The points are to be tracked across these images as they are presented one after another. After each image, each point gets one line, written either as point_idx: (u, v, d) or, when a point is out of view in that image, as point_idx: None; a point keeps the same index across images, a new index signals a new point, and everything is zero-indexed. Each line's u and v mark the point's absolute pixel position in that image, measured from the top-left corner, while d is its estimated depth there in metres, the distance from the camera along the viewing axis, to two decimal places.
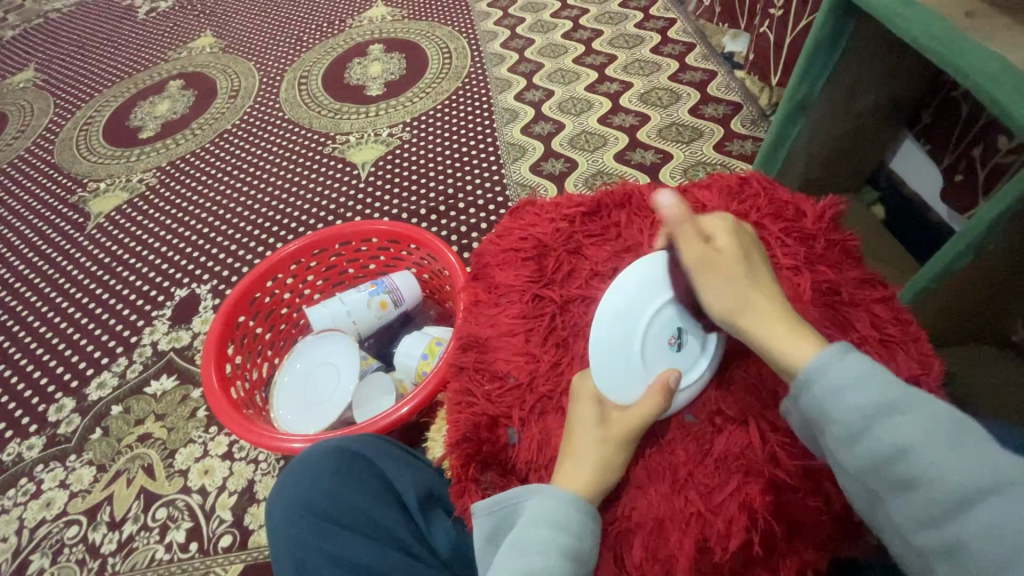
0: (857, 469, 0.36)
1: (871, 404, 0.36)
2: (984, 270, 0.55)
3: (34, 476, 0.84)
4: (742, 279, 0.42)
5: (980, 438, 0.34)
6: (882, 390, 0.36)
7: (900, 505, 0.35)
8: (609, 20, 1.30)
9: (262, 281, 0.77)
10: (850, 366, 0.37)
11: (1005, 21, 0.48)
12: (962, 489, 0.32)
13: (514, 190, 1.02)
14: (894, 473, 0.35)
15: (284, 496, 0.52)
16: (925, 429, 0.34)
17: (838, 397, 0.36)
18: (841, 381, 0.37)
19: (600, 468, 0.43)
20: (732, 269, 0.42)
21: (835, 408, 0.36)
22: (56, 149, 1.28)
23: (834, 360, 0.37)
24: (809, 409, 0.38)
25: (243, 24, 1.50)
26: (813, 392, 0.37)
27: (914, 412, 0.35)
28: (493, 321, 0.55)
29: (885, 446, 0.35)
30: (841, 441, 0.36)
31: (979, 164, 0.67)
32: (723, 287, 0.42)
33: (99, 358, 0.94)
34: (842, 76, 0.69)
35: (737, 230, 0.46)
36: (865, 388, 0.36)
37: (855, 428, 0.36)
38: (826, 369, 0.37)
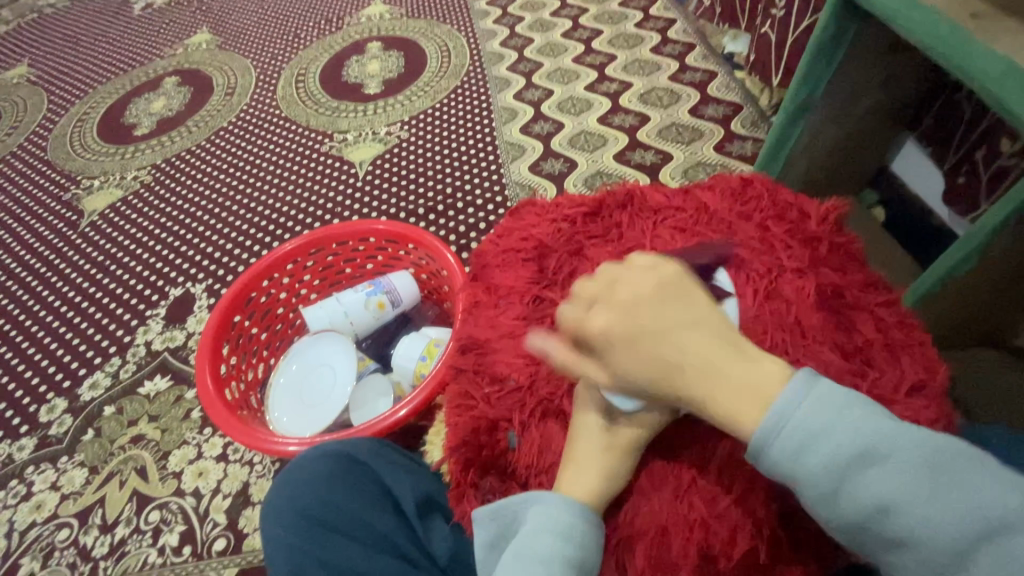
0: (841, 523, 0.35)
1: (843, 458, 0.34)
2: (989, 275, 0.54)
3: (24, 479, 0.82)
4: (661, 346, 0.38)
5: (961, 476, 0.33)
6: (850, 443, 0.34)
7: (896, 559, 0.34)
8: (608, 19, 1.29)
9: (258, 281, 0.76)
10: (812, 421, 0.35)
11: (1012, 22, 0.48)
12: (954, 540, 0.32)
13: (513, 190, 1.01)
14: (884, 528, 0.33)
15: (280, 499, 0.51)
16: (904, 477, 0.33)
17: (806, 457, 0.34)
18: (806, 439, 0.35)
19: (604, 477, 0.42)
20: (639, 383, 0.39)
21: (806, 470, 0.34)
22: (50, 146, 1.26)
23: (795, 413, 0.35)
24: (777, 471, 0.36)
25: (240, 21, 1.49)
26: (777, 455, 0.35)
27: (889, 460, 0.34)
28: (493, 323, 0.54)
29: (868, 501, 0.33)
30: (819, 499, 0.35)
31: (982, 166, 0.66)
32: (643, 362, 0.38)
33: (92, 358, 0.93)
34: (844, 78, 0.69)
35: (618, 315, 0.39)
36: (832, 442, 0.34)
37: (833, 489, 0.34)
38: (782, 430, 0.35)
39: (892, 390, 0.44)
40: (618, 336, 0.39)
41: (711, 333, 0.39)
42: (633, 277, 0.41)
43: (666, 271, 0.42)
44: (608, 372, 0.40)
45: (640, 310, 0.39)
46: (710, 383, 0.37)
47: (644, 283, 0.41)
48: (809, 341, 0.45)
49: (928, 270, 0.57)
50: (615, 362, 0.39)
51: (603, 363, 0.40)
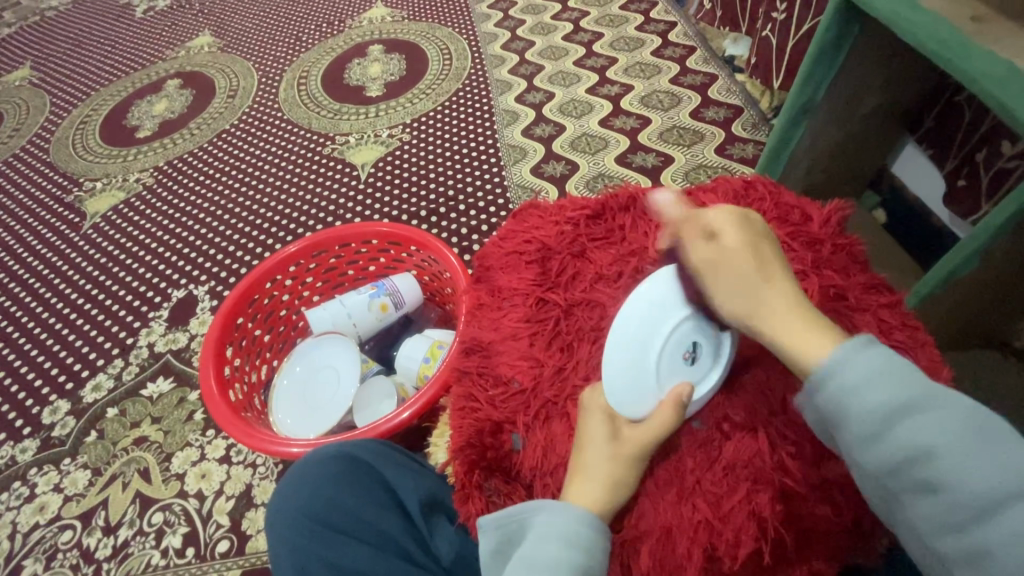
0: (876, 468, 0.35)
1: (891, 403, 0.35)
2: (991, 276, 0.54)
3: (27, 481, 0.82)
4: (746, 275, 0.41)
5: (1005, 436, 0.33)
6: (899, 389, 0.35)
7: (921, 508, 0.34)
8: (609, 22, 1.30)
9: (261, 283, 0.77)
10: (866, 366, 0.36)
11: (1011, 26, 0.48)
12: (984, 493, 0.32)
13: (515, 192, 1.02)
14: (916, 476, 0.34)
15: (285, 500, 0.51)
16: (946, 428, 0.34)
17: (854, 397, 0.36)
18: (856, 380, 0.36)
19: (610, 485, 0.42)
20: (739, 274, 0.41)
21: (854, 406, 0.36)
22: (52, 148, 1.26)
23: (856, 353, 0.37)
24: (826, 409, 0.37)
25: (242, 24, 1.49)
26: (832, 384, 0.37)
27: (936, 411, 0.34)
28: (496, 325, 0.54)
29: (905, 446, 0.34)
30: (859, 439, 0.36)
31: (982, 169, 0.66)
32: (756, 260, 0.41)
33: (95, 360, 0.93)
34: (844, 81, 0.69)
35: (744, 223, 0.43)
36: (884, 387, 0.35)
37: (875, 428, 0.35)
38: (847, 360, 0.37)
39: None
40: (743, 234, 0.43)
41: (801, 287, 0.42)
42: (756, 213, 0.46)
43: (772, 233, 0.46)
44: (716, 248, 0.42)
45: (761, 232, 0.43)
46: (795, 308, 0.40)
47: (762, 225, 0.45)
48: None
49: (931, 270, 0.58)
50: (733, 245, 0.42)
51: (716, 243, 0.42)
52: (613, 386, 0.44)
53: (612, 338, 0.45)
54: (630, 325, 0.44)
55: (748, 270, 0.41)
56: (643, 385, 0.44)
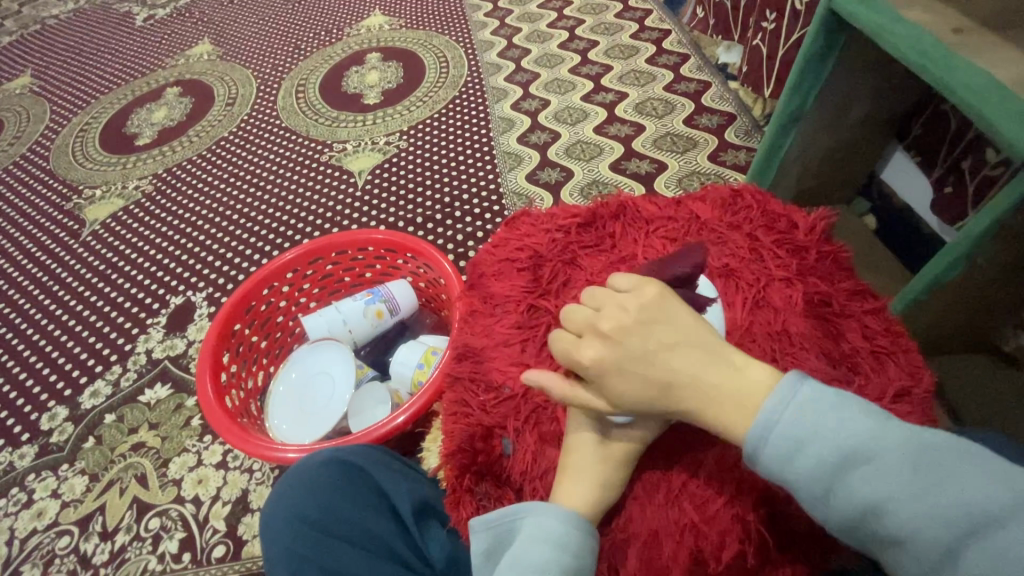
0: (837, 524, 0.35)
1: (831, 460, 0.35)
2: (974, 281, 0.55)
3: (24, 486, 0.83)
4: (653, 380, 0.38)
5: (946, 473, 0.33)
6: (833, 446, 0.35)
7: (892, 557, 0.34)
8: (604, 30, 1.31)
9: (258, 290, 0.77)
10: (797, 425, 0.36)
11: (991, 40, 0.50)
12: (939, 537, 0.32)
13: (510, 199, 1.03)
14: (875, 529, 0.34)
15: (278, 506, 0.52)
16: (889, 477, 0.34)
17: (794, 463, 0.36)
18: (791, 444, 0.36)
19: (599, 487, 0.43)
20: (640, 404, 0.39)
21: (795, 473, 0.36)
22: (52, 155, 1.27)
23: (780, 418, 0.36)
24: (771, 476, 0.37)
25: (242, 32, 1.51)
26: (769, 457, 0.36)
27: (876, 461, 0.34)
28: (488, 332, 0.55)
29: (854, 501, 0.34)
30: (811, 501, 0.36)
31: (968, 176, 0.67)
32: (637, 386, 0.39)
33: (94, 366, 0.94)
34: (833, 90, 0.70)
35: (611, 339, 0.40)
36: (819, 445, 0.35)
37: (820, 490, 0.35)
38: (770, 437, 0.36)
39: (878, 396, 0.45)
40: (614, 359, 0.39)
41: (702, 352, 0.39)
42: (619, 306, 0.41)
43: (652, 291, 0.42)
44: (606, 395, 0.40)
45: (630, 333, 0.40)
46: (702, 401, 0.38)
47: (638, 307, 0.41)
48: (796, 348, 0.46)
49: (916, 277, 0.58)
50: (615, 387, 0.39)
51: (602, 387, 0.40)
52: None
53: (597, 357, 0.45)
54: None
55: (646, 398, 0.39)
56: None
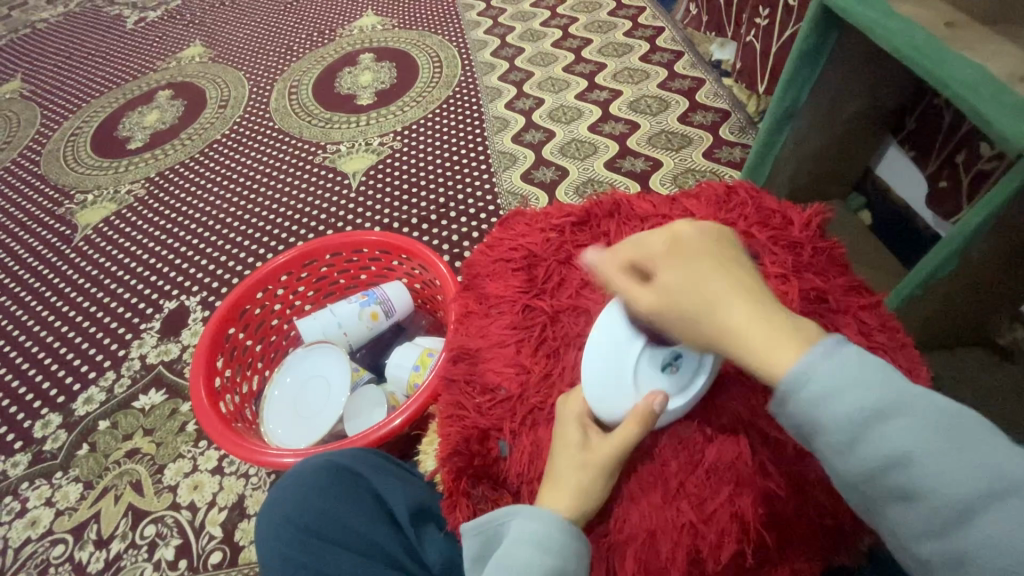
0: (853, 476, 0.33)
1: (869, 405, 0.32)
2: (968, 275, 0.54)
3: (18, 495, 0.82)
4: (694, 277, 0.36)
5: (977, 436, 0.31)
6: (873, 394, 0.32)
7: (899, 512, 0.32)
8: (598, 29, 1.31)
9: (252, 293, 0.77)
10: (842, 364, 0.33)
11: (982, 32, 0.50)
12: (964, 496, 0.30)
13: (505, 199, 1.02)
14: (893, 483, 0.32)
15: (273, 511, 0.51)
16: (922, 433, 0.31)
17: (831, 403, 0.33)
18: (833, 383, 0.33)
19: (579, 494, 0.43)
20: (684, 306, 0.36)
21: (826, 416, 0.33)
22: (43, 160, 1.26)
23: (827, 359, 0.33)
24: (798, 417, 0.34)
25: (234, 33, 1.50)
26: (805, 396, 0.33)
27: (910, 414, 0.32)
28: (484, 333, 0.55)
29: (882, 453, 0.32)
30: (834, 449, 0.33)
31: (962, 170, 0.67)
32: (689, 287, 0.36)
33: (87, 372, 0.93)
34: (827, 85, 0.69)
35: (676, 246, 0.39)
36: (858, 389, 0.32)
37: (850, 438, 0.32)
38: (815, 373, 0.33)
39: None
40: (678, 262, 0.38)
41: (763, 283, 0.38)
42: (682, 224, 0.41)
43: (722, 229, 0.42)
44: (656, 294, 0.38)
45: (694, 244, 0.39)
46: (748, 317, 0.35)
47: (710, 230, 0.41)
48: None
49: (911, 273, 0.57)
50: (668, 280, 0.37)
51: (649, 286, 0.39)
52: (592, 393, 0.44)
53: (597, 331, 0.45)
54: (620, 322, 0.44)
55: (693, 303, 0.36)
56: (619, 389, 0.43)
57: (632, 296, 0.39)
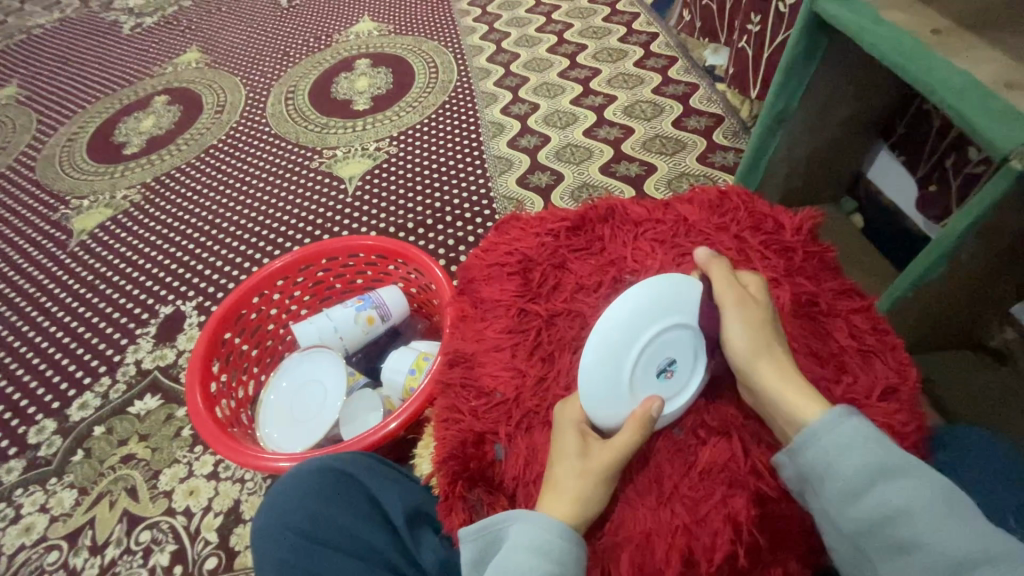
0: (854, 526, 0.38)
1: (871, 466, 0.39)
2: (957, 278, 0.55)
3: (12, 501, 0.82)
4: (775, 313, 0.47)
5: (963, 505, 0.37)
6: (879, 457, 0.39)
7: (893, 567, 0.37)
8: (593, 34, 1.31)
9: (248, 298, 0.77)
10: (850, 431, 0.40)
11: (969, 39, 0.50)
12: (952, 553, 0.35)
13: (501, 203, 1.03)
14: (889, 534, 0.37)
15: (269, 514, 0.52)
16: (919, 494, 0.37)
17: (841, 458, 0.40)
18: (841, 444, 0.40)
19: (578, 502, 0.43)
20: (761, 321, 0.45)
21: (838, 467, 0.39)
22: (38, 165, 1.26)
23: (842, 422, 0.41)
24: (811, 467, 0.40)
25: (230, 39, 1.50)
26: (821, 448, 0.40)
27: (910, 478, 0.38)
28: (479, 337, 0.55)
29: (882, 506, 0.38)
30: (840, 497, 0.39)
31: (952, 174, 0.68)
32: (768, 315, 0.46)
33: (82, 378, 0.93)
34: (818, 92, 0.70)
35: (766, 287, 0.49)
36: (861, 453, 0.39)
37: (857, 488, 0.39)
38: (833, 429, 0.41)
39: (865, 394, 0.45)
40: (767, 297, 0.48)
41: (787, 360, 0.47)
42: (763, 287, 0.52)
43: None
44: (748, 298, 0.46)
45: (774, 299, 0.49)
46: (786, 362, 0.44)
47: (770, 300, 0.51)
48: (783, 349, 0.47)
49: (901, 275, 0.58)
50: (762, 302, 0.47)
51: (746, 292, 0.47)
52: (590, 400, 0.44)
53: (599, 329, 0.44)
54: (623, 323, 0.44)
55: (764, 323, 0.45)
56: (617, 397, 0.44)
57: (721, 287, 0.47)
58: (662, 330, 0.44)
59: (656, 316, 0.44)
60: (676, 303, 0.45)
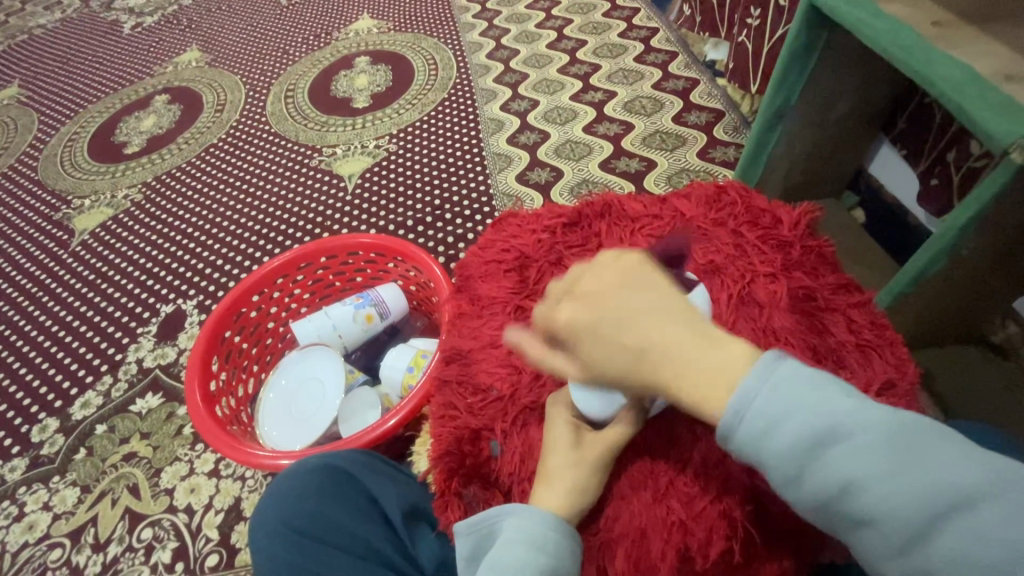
0: (808, 505, 0.34)
1: (805, 438, 0.33)
2: (957, 273, 0.55)
3: (16, 499, 0.82)
4: (611, 339, 0.38)
5: (922, 451, 0.32)
6: (814, 421, 0.33)
7: (859, 536, 0.33)
8: (593, 30, 1.31)
9: (247, 296, 0.77)
10: (775, 397, 0.34)
11: (970, 32, 0.50)
12: (915, 518, 0.31)
13: (500, 200, 1.02)
14: (846, 508, 0.33)
15: (268, 513, 0.51)
16: (867, 457, 0.32)
17: (773, 437, 0.33)
18: (770, 417, 0.34)
19: (574, 493, 0.43)
20: (613, 368, 0.38)
21: (772, 449, 0.34)
22: (40, 165, 1.27)
23: (760, 391, 0.34)
24: (744, 452, 0.35)
25: (230, 38, 1.50)
26: (747, 433, 0.34)
27: (852, 438, 0.33)
28: (476, 334, 0.55)
29: (829, 480, 0.33)
30: (784, 481, 0.34)
31: (954, 167, 0.68)
32: (610, 352, 0.38)
33: (84, 377, 0.93)
34: (818, 85, 0.69)
35: (586, 304, 0.40)
36: (796, 419, 0.33)
37: (797, 468, 0.33)
38: (748, 410, 0.34)
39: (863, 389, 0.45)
40: (590, 322, 0.39)
41: (679, 313, 0.38)
42: (596, 272, 0.42)
43: (629, 257, 0.42)
44: (582, 358, 0.39)
45: (600, 298, 0.39)
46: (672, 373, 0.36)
47: (614, 276, 0.41)
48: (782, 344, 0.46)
49: (901, 271, 0.57)
50: (587, 346, 0.39)
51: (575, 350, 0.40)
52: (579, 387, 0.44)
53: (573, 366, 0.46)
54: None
55: (621, 362, 0.38)
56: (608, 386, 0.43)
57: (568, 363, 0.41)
58: None
59: None
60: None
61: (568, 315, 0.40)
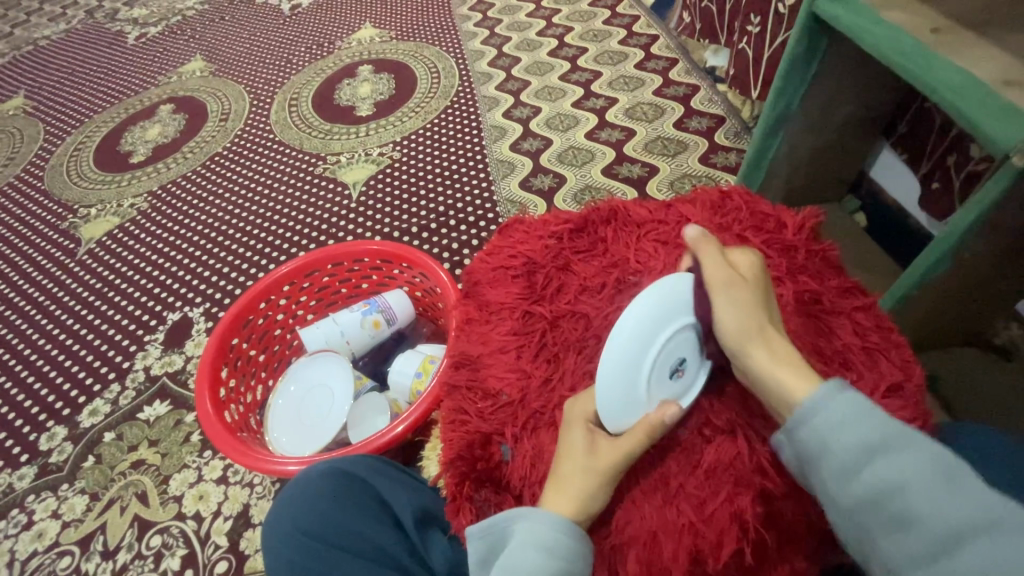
0: (850, 504, 0.36)
1: (866, 440, 0.36)
2: (960, 276, 0.55)
3: (25, 507, 0.83)
4: (768, 291, 0.45)
5: (972, 478, 0.33)
6: (875, 430, 0.36)
7: (892, 540, 0.34)
8: (593, 37, 1.32)
9: (254, 304, 0.77)
10: (845, 403, 0.38)
11: (969, 38, 0.51)
12: (953, 525, 0.32)
13: (504, 207, 1.03)
14: (887, 509, 0.35)
15: (282, 517, 0.52)
16: (918, 466, 0.34)
17: (836, 433, 0.37)
18: (836, 418, 0.37)
19: (585, 499, 0.43)
20: (750, 302, 0.43)
21: (832, 443, 0.37)
22: (46, 175, 1.28)
23: (834, 396, 0.38)
24: (806, 444, 0.38)
25: (234, 48, 1.51)
26: (814, 425, 0.38)
27: (907, 449, 0.35)
28: (484, 339, 0.55)
29: (878, 481, 0.35)
30: (834, 474, 0.37)
31: (954, 172, 0.69)
32: (757, 295, 0.44)
33: (91, 385, 0.94)
34: (819, 92, 0.70)
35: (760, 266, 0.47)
36: (862, 422, 0.37)
37: (851, 463, 0.36)
38: (823, 405, 0.38)
39: (869, 392, 0.46)
40: (761, 274, 0.46)
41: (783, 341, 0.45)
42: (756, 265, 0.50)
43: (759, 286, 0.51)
44: (736, 274, 0.45)
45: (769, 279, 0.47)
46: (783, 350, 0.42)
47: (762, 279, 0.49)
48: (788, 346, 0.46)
49: (905, 273, 0.58)
50: (749, 277, 0.45)
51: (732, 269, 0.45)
52: (608, 404, 0.44)
53: (604, 360, 0.43)
54: (627, 351, 0.43)
55: (758, 305, 0.43)
56: (633, 400, 0.44)
57: (710, 268, 0.45)
58: (676, 330, 0.44)
59: (669, 318, 0.44)
60: (677, 301, 0.45)
61: (745, 258, 0.47)
